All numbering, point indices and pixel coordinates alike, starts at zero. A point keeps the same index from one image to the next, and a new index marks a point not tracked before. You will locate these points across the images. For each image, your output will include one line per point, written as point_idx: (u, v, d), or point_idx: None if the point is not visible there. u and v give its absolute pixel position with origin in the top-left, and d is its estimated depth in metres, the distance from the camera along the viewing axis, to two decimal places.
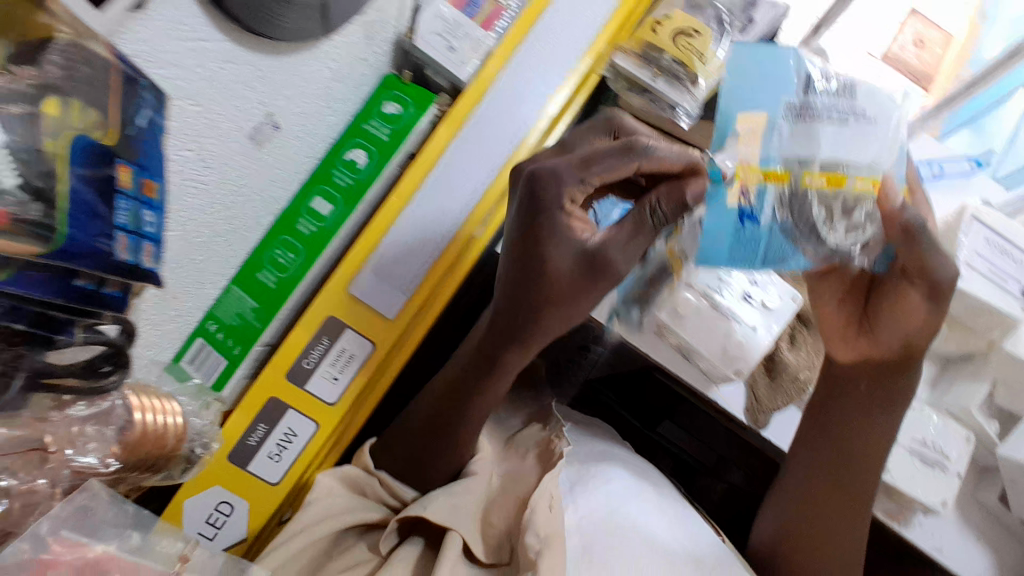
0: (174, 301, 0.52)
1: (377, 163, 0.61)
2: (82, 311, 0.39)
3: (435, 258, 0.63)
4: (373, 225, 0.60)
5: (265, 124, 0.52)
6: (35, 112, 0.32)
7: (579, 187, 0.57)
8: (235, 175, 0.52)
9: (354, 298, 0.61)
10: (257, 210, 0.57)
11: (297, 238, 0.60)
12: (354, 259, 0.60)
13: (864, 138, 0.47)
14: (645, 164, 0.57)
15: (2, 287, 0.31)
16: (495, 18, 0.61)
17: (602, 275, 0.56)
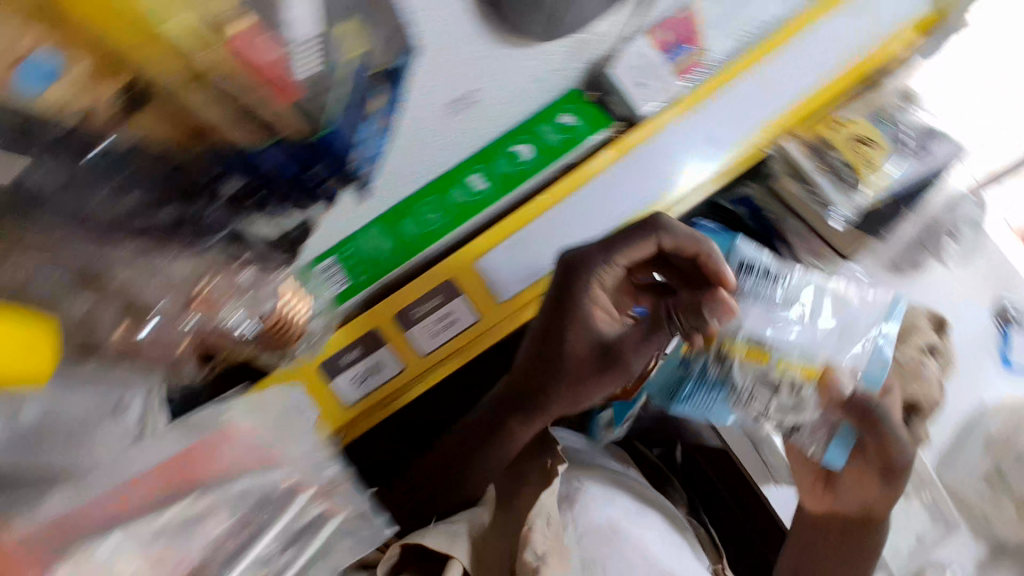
0: (340, 217, 0.59)
1: (540, 160, 0.64)
2: (298, 196, 0.42)
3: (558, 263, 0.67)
4: (517, 212, 0.64)
5: (466, 98, 0.60)
6: (333, 32, 0.40)
7: (609, 271, 0.64)
8: (427, 130, 0.60)
9: (479, 268, 0.64)
10: (426, 166, 0.61)
11: (449, 201, 0.63)
12: (492, 236, 0.64)
13: (782, 320, 0.59)
14: (667, 242, 0.63)
15: (262, 152, 0.38)
16: (691, 70, 0.65)
17: (618, 361, 0.62)
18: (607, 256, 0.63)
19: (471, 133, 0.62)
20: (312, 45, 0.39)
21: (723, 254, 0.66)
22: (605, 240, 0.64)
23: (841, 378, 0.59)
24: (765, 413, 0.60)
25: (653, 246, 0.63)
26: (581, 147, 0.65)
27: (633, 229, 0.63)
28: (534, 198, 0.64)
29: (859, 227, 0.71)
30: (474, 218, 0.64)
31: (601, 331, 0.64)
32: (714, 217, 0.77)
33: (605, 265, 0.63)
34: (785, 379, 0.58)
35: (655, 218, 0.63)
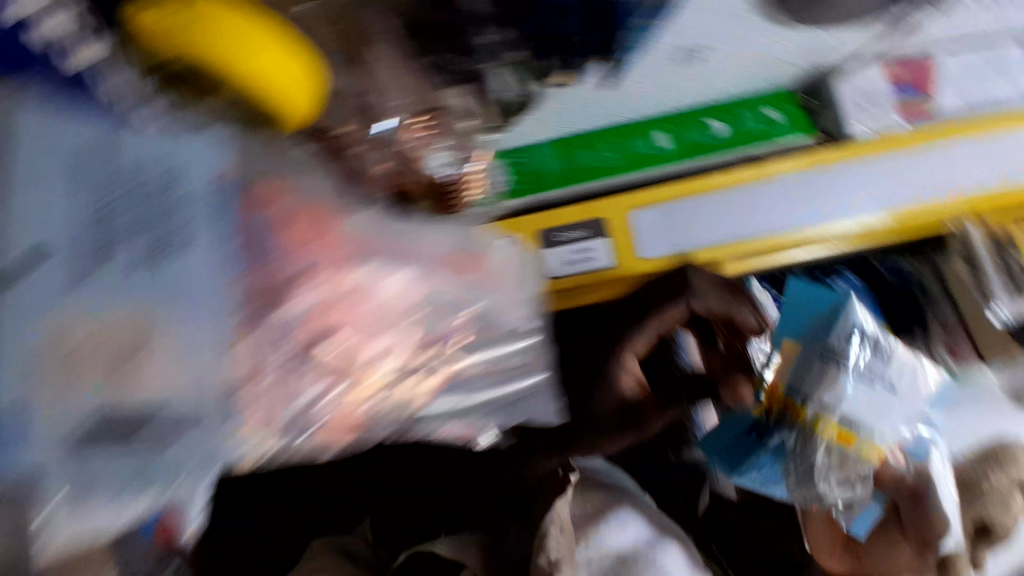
0: (532, 128, 0.60)
1: (735, 140, 0.61)
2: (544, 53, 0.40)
3: (714, 244, 0.61)
4: (694, 180, 0.60)
5: (700, 54, 0.52)
6: None
7: (642, 336, 0.56)
8: (644, 75, 0.54)
9: (632, 219, 0.61)
10: (623, 109, 0.60)
11: (628, 148, 0.63)
12: (661, 193, 0.60)
13: (882, 401, 0.48)
14: (698, 303, 0.56)
15: None
16: (916, 114, 0.62)
17: (635, 425, 0.54)
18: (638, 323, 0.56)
19: (679, 91, 0.59)
20: None
21: (823, 310, 0.50)
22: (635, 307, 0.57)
23: (899, 452, 0.53)
24: (830, 499, 0.51)
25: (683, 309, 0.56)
26: (778, 143, 0.62)
27: (663, 295, 0.57)
28: (714, 172, 0.60)
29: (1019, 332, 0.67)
30: (649, 171, 0.62)
31: (622, 394, 0.54)
32: (862, 275, 0.73)
33: (637, 329, 0.56)
34: (866, 466, 0.50)
35: (687, 281, 0.56)
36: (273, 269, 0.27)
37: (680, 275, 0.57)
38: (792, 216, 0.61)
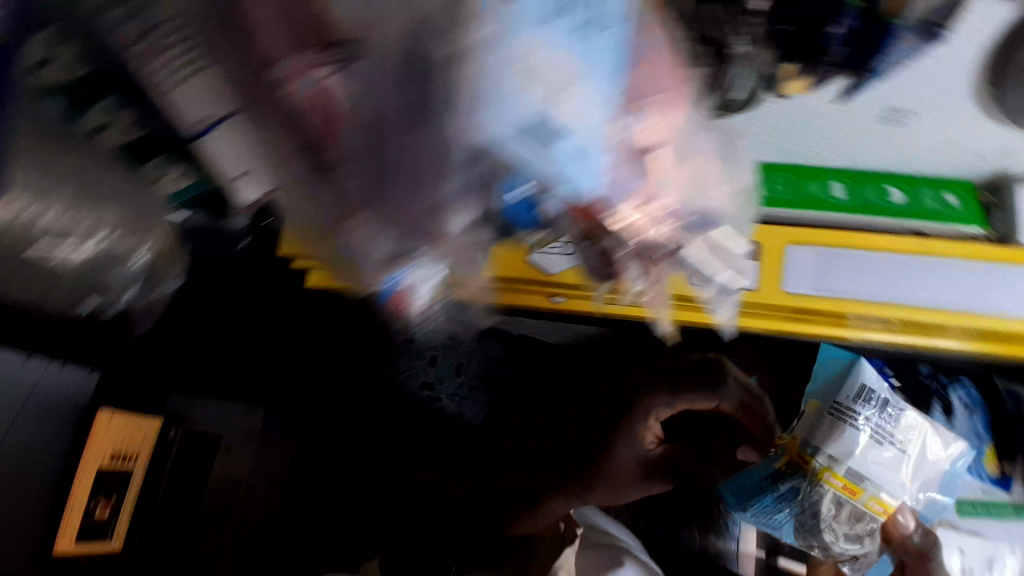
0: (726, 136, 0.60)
1: (906, 210, 0.64)
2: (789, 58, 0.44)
3: (855, 299, 0.62)
4: (856, 232, 0.62)
5: (901, 113, 0.55)
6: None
7: (667, 407, 0.71)
8: (842, 117, 0.56)
9: (787, 250, 0.62)
10: (808, 149, 0.62)
11: (803, 189, 0.65)
12: (821, 234, 0.62)
13: (883, 455, 0.56)
14: (723, 397, 0.70)
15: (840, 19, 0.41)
16: None
17: (658, 477, 0.73)
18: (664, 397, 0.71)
19: (874, 154, 0.62)
20: None
21: (835, 373, 0.63)
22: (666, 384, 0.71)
23: (910, 512, 0.57)
24: (836, 548, 0.56)
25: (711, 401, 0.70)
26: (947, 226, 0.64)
27: (697, 381, 0.70)
28: (878, 233, 0.62)
29: None
30: (814, 213, 0.64)
31: (646, 451, 0.72)
32: (975, 382, 0.74)
33: (665, 401, 0.71)
34: (875, 519, 0.56)
35: (719, 378, 0.70)
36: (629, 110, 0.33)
37: (716, 371, 0.70)
38: (940, 297, 0.61)
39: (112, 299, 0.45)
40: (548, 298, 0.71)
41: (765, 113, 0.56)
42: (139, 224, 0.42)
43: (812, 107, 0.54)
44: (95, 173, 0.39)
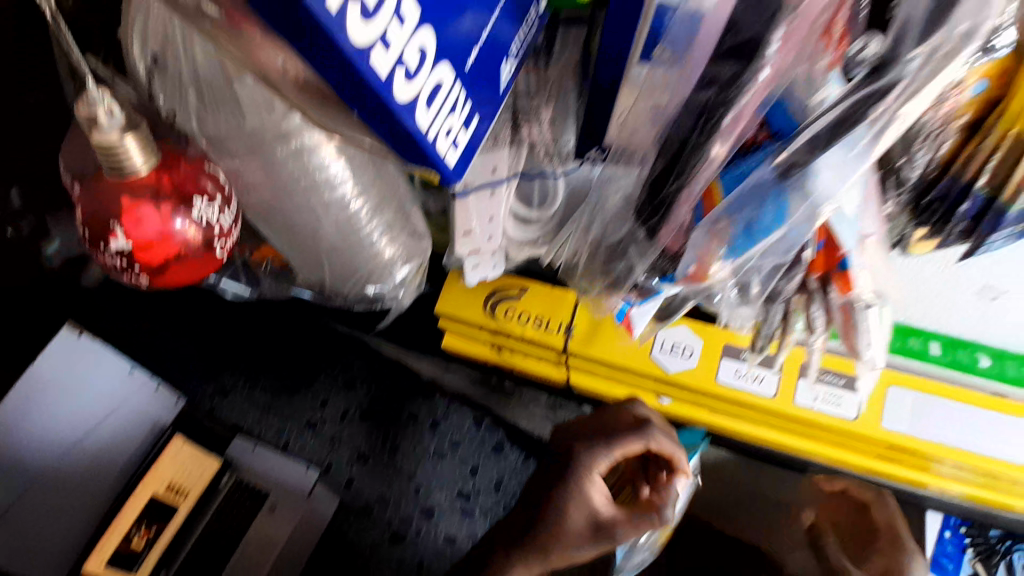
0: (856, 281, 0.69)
1: (993, 374, 0.70)
2: (929, 214, 0.54)
3: (946, 444, 0.70)
4: (944, 385, 0.71)
5: (991, 292, 0.63)
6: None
7: (607, 460, 0.63)
8: (945, 283, 0.65)
9: (886, 391, 0.71)
10: (911, 309, 0.71)
11: (902, 342, 0.73)
12: (914, 382, 0.72)
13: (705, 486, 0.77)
14: (655, 444, 0.64)
15: (972, 196, 0.50)
16: None
17: (609, 538, 0.60)
18: (595, 447, 0.64)
19: (968, 322, 0.69)
20: None
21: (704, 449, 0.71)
22: (599, 436, 0.64)
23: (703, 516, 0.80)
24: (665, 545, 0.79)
25: (641, 444, 0.65)
26: None
27: (626, 428, 0.65)
28: (963, 390, 0.71)
29: None
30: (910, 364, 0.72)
31: (597, 510, 0.61)
32: None
33: (604, 453, 0.63)
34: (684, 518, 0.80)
35: (643, 423, 0.66)
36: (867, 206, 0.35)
37: (635, 419, 0.66)
38: None
39: (391, 294, 0.57)
40: (658, 399, 0.77)
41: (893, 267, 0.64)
42: (420, 241, 0.55)
43: (916, 268, 0.64)
44: (404, 207, 0.51)
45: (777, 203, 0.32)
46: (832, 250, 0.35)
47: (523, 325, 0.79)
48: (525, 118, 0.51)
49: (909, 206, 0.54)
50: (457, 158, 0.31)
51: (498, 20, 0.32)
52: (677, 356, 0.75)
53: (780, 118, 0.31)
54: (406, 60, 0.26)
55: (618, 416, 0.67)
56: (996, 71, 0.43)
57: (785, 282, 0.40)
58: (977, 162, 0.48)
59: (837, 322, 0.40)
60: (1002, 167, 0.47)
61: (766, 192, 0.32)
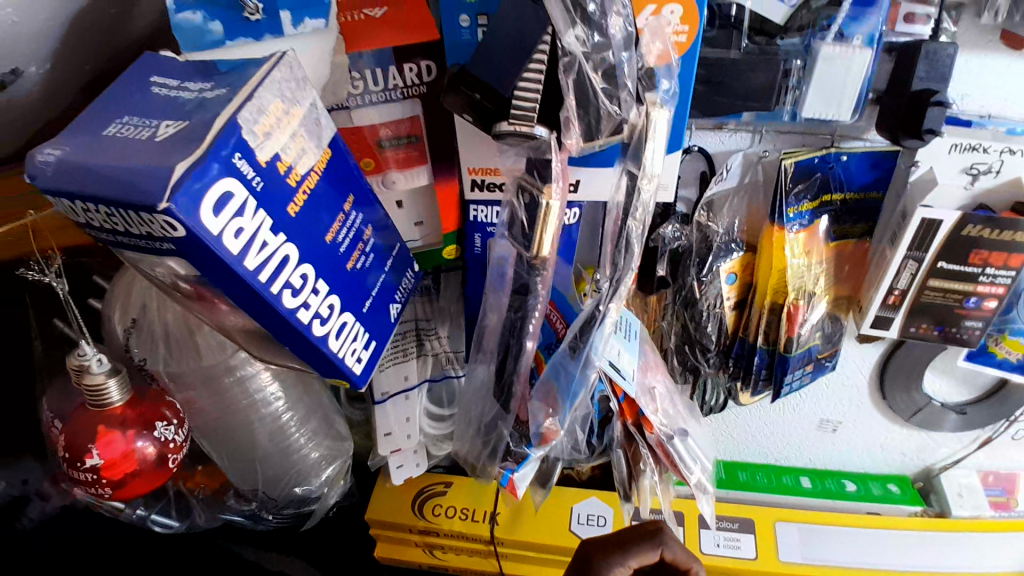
0: (723, 433, 0.81)
1: (862, 495, 0.80)
2: (741, 377, 0.66)
3: (850, 567, 0.73)
4: (827, 512, 0.77)
5: (828, 423, 0.78)
6: (826, 347, 0.64)
7: (624, 570, 0.56)
8: (785, 425, 0.79)
9: (778, 526, 0.75)
10: (778, 451, 0.83)
11: (778, 479, 0.82)
12: (800, 514, 0.76)
13: None
14: (669, 551, 0.58)
15: (763, 354, 0.63)
16: (1005, 506, 0.81)
17: None
18: (609, 558, 0.56)
19: (821, 453, 0.83)
20: (819, 334, 0.63)
21: None
22: (611, 542, 0.57)
23: None
24: None
25: (655, 554, 0.58)
26: (897, 508, 0.80)
27: (637, 534, 0.58)
28: (843, 513, 0.77)
29: None
30: (793, 500, 0.80)
31: None
32: None
33: (618, 564, 0.56)
34: None
35: (657, 525, 0.59)
36: (647, 366, 0.52)
37: (650, 522, 0.59)
38: (919, 560, 0.73)
39: (317, 493, 0.65)
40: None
41: (739, 413, 0.78)
42: (343, 442, 0.65)
43: (756, 413, 0.77)
44: (328, 416, 0.63)
45: (583, 378, 0.45)
46: (630, 399, 0.48)
47: (450, 520, 0.80)
48: (427, 335, 0.67)
49: (719, 369, 0.65)
50: (361, 367, 0.45)
51: (389, 275, 0.48)
52: (591, 525, 0.78)
53: (564, 305, 0.49)
54: (320, 312, 0.41)
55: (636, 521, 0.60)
56: (743, 267, 0.61)
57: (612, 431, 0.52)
58: (753, 331, 0.63)
59: (661, 460, 0.51)
60: (770, 329, 0.62)
61: (570, 365, 0.45)
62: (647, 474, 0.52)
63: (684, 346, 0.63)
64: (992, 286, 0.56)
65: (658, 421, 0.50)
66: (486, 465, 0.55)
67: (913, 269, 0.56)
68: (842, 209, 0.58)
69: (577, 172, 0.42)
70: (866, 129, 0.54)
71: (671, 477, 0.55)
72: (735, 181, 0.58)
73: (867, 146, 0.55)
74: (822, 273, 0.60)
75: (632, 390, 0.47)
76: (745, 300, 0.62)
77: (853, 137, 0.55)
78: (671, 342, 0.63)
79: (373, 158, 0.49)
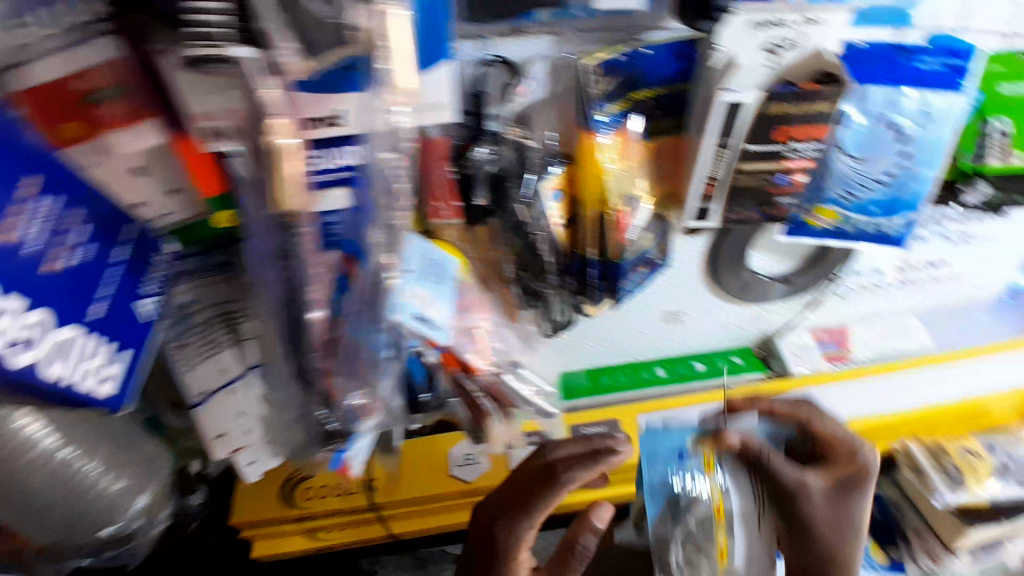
0: (581, 347, 0.79)
1: (709, 373, 0.85)
2: (582, 290, 0.62)
3: None
4: (679, 398, 0.81)
5: (672, 313, 0.78)
6: (656, 250, 0.63)
7: (530, 529, 0.56)
8: (634, 330, 0.79)
9: (641, 419, 0.79)
10: (635, 349, 0.82)
11: (637, 376, 0.84)
12: (657, 404, 0.80)
13: None
14: (573, 485, 0.56)
15: (596, 261, 0.59)
16: (840, 358, 0.86)
17: None
18: (514, 524, 0.56)
19: (672, 344, 0.83)
20: (642, 230, 0.60)
21: None
22: (512, 502, 0.57)
23: None
24: None
25: (561, 494, 0.56)
26: (742, 377, 0.85)
27: (536, 483, 0.57)
28: (694, 395, 0.81)
29: (971, 546, 0.78)
30: (651, 393, 0.83)
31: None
32: None
33: (524, 526, 0.56)
34: None
35: (551, 462, 0.57)
36: (474, 308, 0.48)
37: (544, 458, 0.58)
38: None
39: (137, 524, 0.56)
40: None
41: (590, 324, 0.76)
42: (149, 465, 0.57)
43: (603, 322, 0.75)
44: (125, 442, 0.55)
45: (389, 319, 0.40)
46: (447, 350, 0.44)
47: (325, 499, 0.73)
48: (237, 319, 0.57)
49: (549, 279, 0.60)
50: (113, 384, 0.40)
51: (125, 267, 0.41)
52: (470, 464, 0.75)
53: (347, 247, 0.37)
54: (19, 337, 0.34)
55: (540, 460, 0.59)
56: (567, 183, 0.56)
57: (446, 382, 0.48)
58: (583, 244, 0.58)
59: (500, 400, 0.49)
60: (599, 241, 0.58)
61: (362, 316, 0.39)
62: (493, 417, 0.50)
63: (522, 275, 0.60)
64: (798, 161, 0.55)
65: (483, 362, 0.47)
66: (311, 450, 0.49)
67: (723, 157, 0.54)
68: (652, 105, 0.55)
69: (319, 102, 0.31)
70: (663, 18, 0.51)
71: (519, 415, 0.52)
72: (542, 92, 0.54)
73: (671, 35, 0.51)
74: (641, 175, 0.57)
75: (447, 339, 0.43)
76: (574, 215, 0.57)
77: (657, 29, 0.51)
78: (509, 270, 0.60)
79: (79, 119, 0.35)
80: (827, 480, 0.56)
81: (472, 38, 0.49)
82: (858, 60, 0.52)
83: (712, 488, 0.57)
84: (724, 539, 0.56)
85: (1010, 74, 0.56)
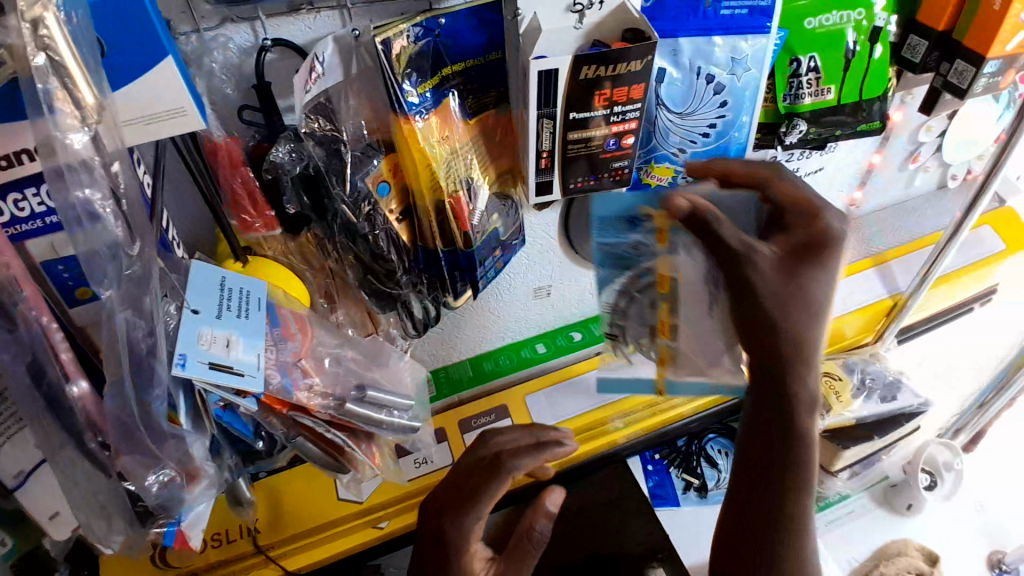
0: (456, 337, 0.77)
1: (586, 341, 0.84)
2: (435, 290, 0.59)
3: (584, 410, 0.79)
4: (558, 372, 0.82)
5: (542, 288, 0.76)
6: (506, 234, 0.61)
7: (479, 523, 0.51)
8: (506, 312, 0.77)
9: (527, 400, 0.80)
10: (512, 329, 0.81)
11: (517, 356, 0.83)
12: (540, 382, 0.81)
13: None
14: (518, 472, 0.53)
15: (446, 255, 0.55)
16: None
17: None
18: (462, 515, 0.50)
19: (548, 317, 0.82)
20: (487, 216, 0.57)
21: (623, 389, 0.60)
22: (454, 499, 0.52)
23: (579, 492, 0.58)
24: None
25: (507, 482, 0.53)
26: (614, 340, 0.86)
27: (482, 472, 0.53)
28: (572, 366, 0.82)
29: (847, 462, 0.84)
30: (534, 370, 0.83)
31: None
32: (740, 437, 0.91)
33: (474, 518, 0.50)
34: None
35: (494, 453, 0.54)
36: None
37: (485, 449, 0.55)
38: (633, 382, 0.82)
39: None
40: (378, 528, 0.70)
41: (458, 313, 0.73)
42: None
43: (470, 309, 0.73)
44: None
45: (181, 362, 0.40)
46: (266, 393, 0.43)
47: (202, 553, 0.65)
48: None
49: (398, 280, 0.55)
50: None
51: None
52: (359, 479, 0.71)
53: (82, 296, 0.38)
54: None
55: (486, 450, 0.56)
56: (393, 171, 0.52)
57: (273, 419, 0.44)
58: (429, 234, 0.54)
59: (343, 425, 0.49)
60: (441, 232, 0.54)
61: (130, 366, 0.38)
62: (350, 447, 0.50)
63: (362, 285, 0.55)
64: (624, 124, 0.54)
65: (318, 401, 0.47)
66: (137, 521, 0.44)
67: (548, 127, 0.52)
68: (464, 79, 0.52)
69: (0, 137, 0.34)
70: None
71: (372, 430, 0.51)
72: (337, 76, 0.48)
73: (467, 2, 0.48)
74: (471, 155, 0.54)
75: (259, 381, 0.42)
76: (412, 206, 0.53)
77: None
78: (350, 280, 0.55)
79: None
80: (776, 245, 0.50)
81: (245, 21, 0.44)
82: (664, 10, 0.52)
83: (659, 258, 0.53)
84: (666, 315, 0.54)
85: (814, 10, 0.59)
